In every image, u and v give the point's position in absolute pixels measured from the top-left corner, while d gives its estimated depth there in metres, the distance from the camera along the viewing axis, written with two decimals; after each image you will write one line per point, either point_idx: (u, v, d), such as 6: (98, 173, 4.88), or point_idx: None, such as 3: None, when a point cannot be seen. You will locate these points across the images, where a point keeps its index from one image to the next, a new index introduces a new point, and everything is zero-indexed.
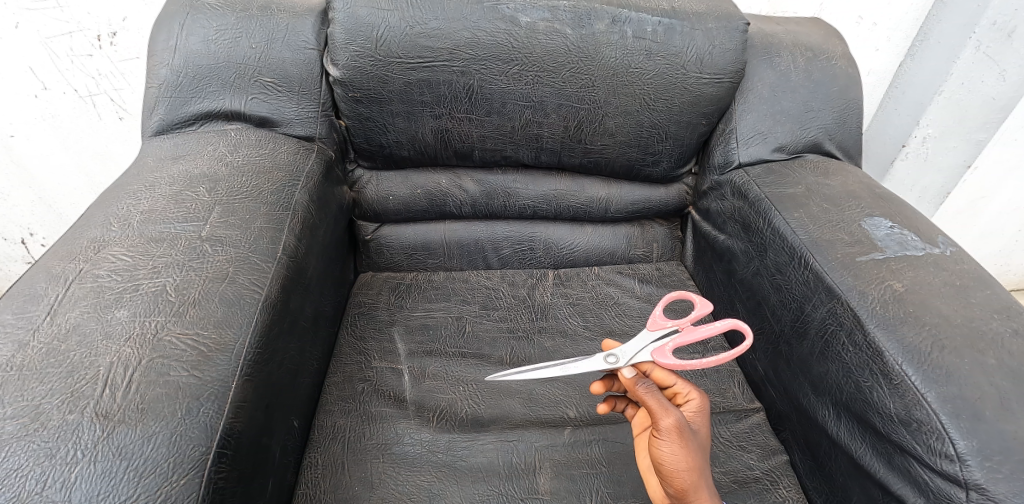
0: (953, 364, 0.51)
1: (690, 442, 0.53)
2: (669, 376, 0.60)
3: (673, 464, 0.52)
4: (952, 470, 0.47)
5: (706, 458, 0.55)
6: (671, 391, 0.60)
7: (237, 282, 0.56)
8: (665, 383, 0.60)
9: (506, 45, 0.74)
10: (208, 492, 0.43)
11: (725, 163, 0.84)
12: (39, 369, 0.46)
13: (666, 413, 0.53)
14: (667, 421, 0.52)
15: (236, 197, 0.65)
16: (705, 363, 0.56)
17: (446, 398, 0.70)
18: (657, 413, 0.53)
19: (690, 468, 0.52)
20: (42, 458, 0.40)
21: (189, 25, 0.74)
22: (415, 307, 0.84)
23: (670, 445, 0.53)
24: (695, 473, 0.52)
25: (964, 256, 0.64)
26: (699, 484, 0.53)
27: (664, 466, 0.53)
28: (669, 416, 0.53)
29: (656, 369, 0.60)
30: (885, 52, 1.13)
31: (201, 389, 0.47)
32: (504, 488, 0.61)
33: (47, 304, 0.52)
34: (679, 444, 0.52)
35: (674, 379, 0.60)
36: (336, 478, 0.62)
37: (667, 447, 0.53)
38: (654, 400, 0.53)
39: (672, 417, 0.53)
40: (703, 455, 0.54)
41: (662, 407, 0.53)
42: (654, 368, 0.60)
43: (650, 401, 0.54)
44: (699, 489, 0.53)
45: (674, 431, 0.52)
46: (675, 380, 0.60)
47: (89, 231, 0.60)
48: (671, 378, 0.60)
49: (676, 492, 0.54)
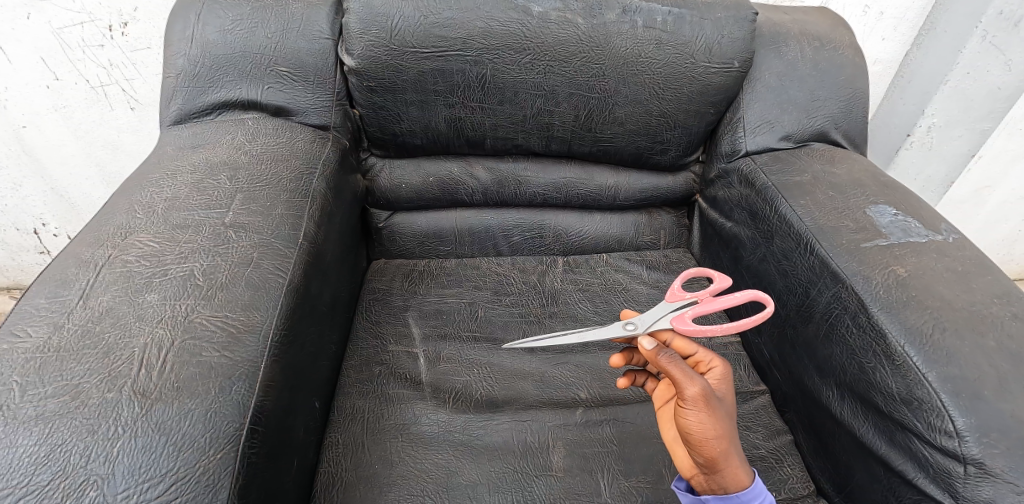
0: (953, 345, 0.53)
1: (716, 410, 0.53)
2: (691, 344, 0.61)
3: (702, 434, 0.53)
4: (951, 446, 0.49)
5: (732, 427, 0.55)
6: (693, 359, 0.61)
7: (262, 267, 0.58)
8: (686, 352, 0.61)
9: (518, 35, 0.75)
10: (241, 466, 0.45)
11: (732, 151, 0.86)
12: (77, 350, 0.48)
13: (691, 382, 0.52)
14: (692, 390, 0.52)
15: (257, 185, 0.67)
16: (724, 329, 0.57)
17: (462, 381, 0.73)
18: (682, 382, 0.52)
19: (719, 436, 0.53)
20: (85, 434, 0.43)
21: (205, 15, 0.75)
22: (428, 294, 0.86)
23: (696, 414, 0.53)
24: (724, 439, 0.53)
25: (967, 243, 0.65)
26: (728, 451, 0.53)
27: (693, 435, 0.53)
28: (693, 385, 0.52)
29: (676, 337, 0.61)
30: (891, 41, 1.15)
31: (233, 368, 0.49)
32: (519, 465, 0.64)
33: (78, 288, 0.54)
34: (706, 412, 0.52)
35: (695, 347, 0.61)
36: (356, 456, 0.64)
37: (693, 415, 0.53)
38: (680, 372, 0.52)
39: (699, 387, 0.52)
40: (729, 421, 0.55)
41: (685, 376, 0.52)
42: (675, 337, 0.61)
43: (673, 371, 0.53)
44: (730, 457, 0.54)
45: (700, 400, 0.52)
46: (696, 348, 0.61)
47: (113, 219, 0.61)
48: (692, 345, 0.61)
49: (706, 461, 0.54)
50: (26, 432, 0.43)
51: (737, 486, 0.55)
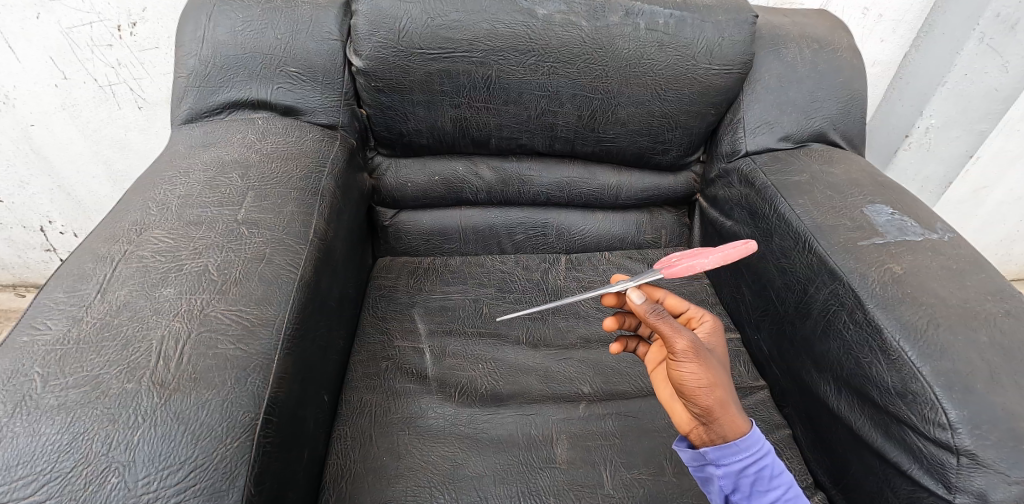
0: (946, 340, 0.55)
1: (707, 361, 0.54)
2: (682, 302, 0.67)
3: (695, 382, 0.54)
4: (944, 437, 0.51)
5: (726, 378, 0.56)
6: (685, 316, 0.67)
7: (274, 263, 0.60)
8: (678, 310, 0.67)
9: (523, 37, 0.76)
10: (257, 455, 0.47)
11: (732, 152, 0.87)
12: (96, 342, 0.49)
13: (678, 335, 0.55)
14: (681, 343, 0.54)
15: (268, 183, 0.68)
16: (713, 259, 0.62)
17: (467, 376, 0.74)
18: (670, 336, 0.55)
19: (712, 385, 0.54)
20: (106, 423, 0.44)
21: (216, 17, 0.77)
22: (433, 290, 0.87)
23: (687, 365, 0.54)
24: (717, 388, 0.54)
25: (961, 242, 0.67)
26: (724, 400, 0.54)
27: (687, 386, 0.54)
28: (681, 338, 0.55)
29: (668, 295, 0.68)
30: (890, 43, 1.16)
31: (248, 361, 0.51)
32: (523, 457, 0.65)
33: (95, 282, 0.55)
34: (697, 362, 0.54)
35: (686, 305, 0.67)
36: (364, 448, 0.65)
37: (685, 366, 0.54)
38: (668, 325, 0.55)
39: (687, 338, 0.55)
40: (724, 374, 0.56)
41: (673, 330, 0.55)
42: (667, 295, 0.68)
43: (661, 326, 0.55)
44: (726, 405, 0.54)
45: (690, 351, 0.54)
46: (687, 306, 0.67)
47: (128, 215, 0.63)
48: (683, 303, 0.67)
49: (703, 412, 0.54)
50: (49, 420, 0.44)
51: (736, 435, 0.54)
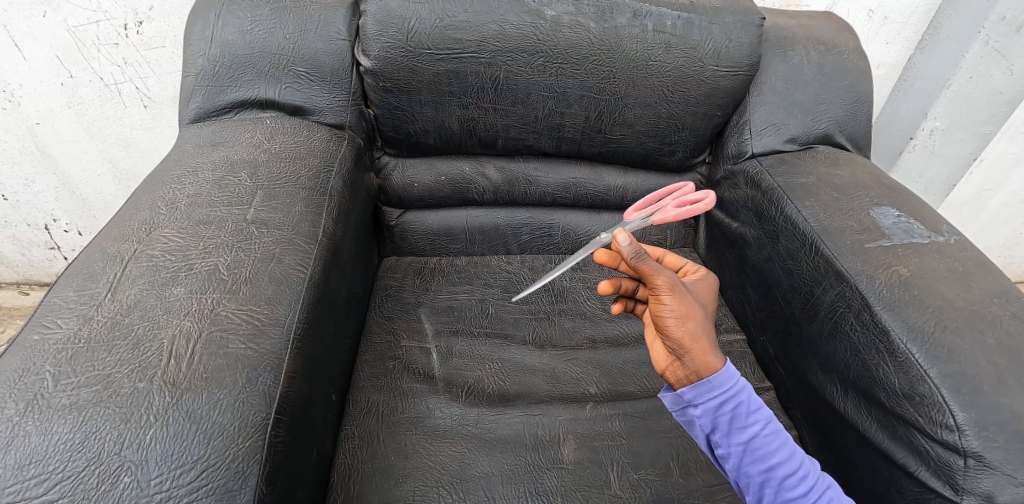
0: (954, 343, 0.55)
1: (684, 298, 0.56)
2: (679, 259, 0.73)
3: (670, 316, 0.55)
4: (951, 439, 0.51)
5: (704, 319, 0.57)
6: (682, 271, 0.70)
7: (284, 262, 0.60)
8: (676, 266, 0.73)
9: (531, 38, 0.76)
10: (268, 454, 0.47)
11: (738, 153, 0.88)
12: (107, 341, 0.49)
13: (657, 272, 0.56)
14: (660, 279, 0.56)
15: (276, 182, 0.68)
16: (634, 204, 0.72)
17: (474, 376, 0.74)
18: (649, 274, 0.57)
19: (689, 320, 0.55)
20: (117, 422, 0.44)
21: (225, 16, 0.77)
22: (439, 291, 0.87)
23: (665, 300, 0.56)
24: (693, 324, 0.55)
25: (968, 244, 0.67)
26: (699, 337, 0.54)
27: (662, 321, 0.56)
28: (660, 275, 0.56)
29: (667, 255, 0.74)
30: (895, 46, 1.16)
31: (258, 360, 0.51)
32: (531, 458, 0.65)
33: (106, 281, 0.55)
34: (674, 298, 0.56)
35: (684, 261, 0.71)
36: (372, 447, 0.65)
37: (663, 302, 0.56)
38: (647, 265, 0.56)
39: (666, 276, 0.57)
40: (701, 315, 0.57)
41: (653, 269, 0.57)
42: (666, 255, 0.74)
43: (640, 265, 0.56)
44: (698, 340, 0.54)
45: (669, 287, 0.56)
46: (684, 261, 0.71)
47: (137, 214, 0.63)
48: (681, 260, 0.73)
49: (677, 348, 0.55)
50: (61, 419, 0.44)
51: (708, 370, 0.53)
